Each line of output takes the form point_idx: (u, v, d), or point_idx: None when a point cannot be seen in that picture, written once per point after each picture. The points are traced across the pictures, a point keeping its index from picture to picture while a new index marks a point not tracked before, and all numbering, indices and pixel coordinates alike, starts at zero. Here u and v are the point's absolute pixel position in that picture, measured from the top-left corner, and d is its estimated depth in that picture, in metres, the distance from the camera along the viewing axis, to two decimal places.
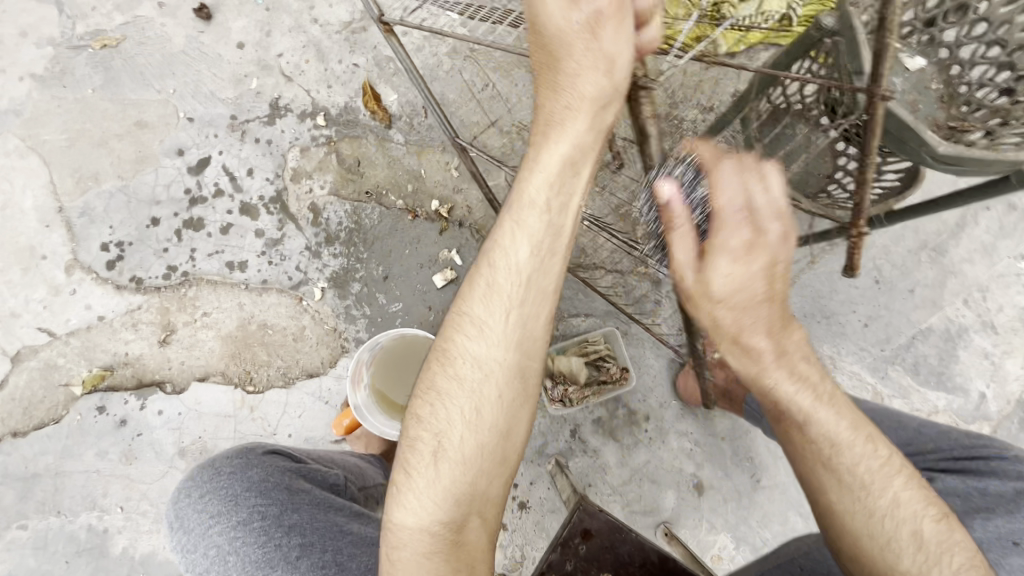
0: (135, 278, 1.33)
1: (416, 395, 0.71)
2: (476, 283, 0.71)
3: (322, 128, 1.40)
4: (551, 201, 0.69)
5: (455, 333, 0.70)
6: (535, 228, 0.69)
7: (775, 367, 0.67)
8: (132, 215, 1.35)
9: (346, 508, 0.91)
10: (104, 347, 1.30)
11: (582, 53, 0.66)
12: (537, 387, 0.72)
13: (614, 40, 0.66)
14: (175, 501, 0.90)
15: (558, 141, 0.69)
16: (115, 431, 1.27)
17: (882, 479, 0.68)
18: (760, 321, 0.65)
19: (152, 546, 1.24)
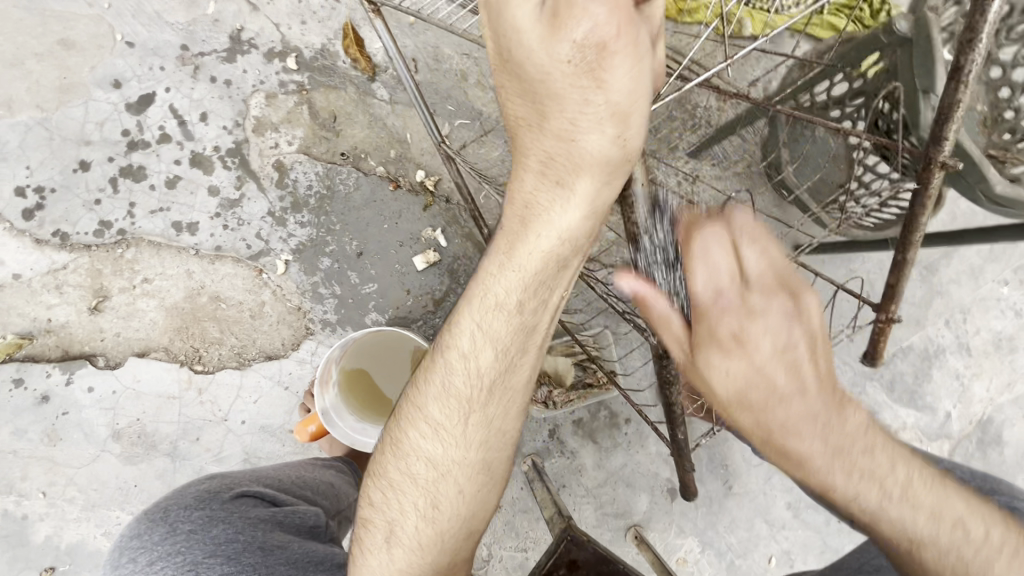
0: (59, 233, 1.13)
1: (369, 476, 0.67)
2: (430, 373, 0.63)
3: (293, 72, 1.20)
4: (523, 300, 0.58)
5: (407, 426, 0.64)
6: (498, 329, 0.59)
7: (820, 472, 0.49)
8: (55, 155, 1.13)
9: (328, 561, 0.82)
10: (21, 311, 1.12)
11: (579, 103, 0.49)
12: (504, 475, 0.66)
13: (624, 77, 0.48)
14: (113, 566, 0.78)
15: (543, 222, 0.53)
16: (35, 409, 1.11)
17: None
18: (790, 421, 0.48)
19: (81, 535, 1.11)
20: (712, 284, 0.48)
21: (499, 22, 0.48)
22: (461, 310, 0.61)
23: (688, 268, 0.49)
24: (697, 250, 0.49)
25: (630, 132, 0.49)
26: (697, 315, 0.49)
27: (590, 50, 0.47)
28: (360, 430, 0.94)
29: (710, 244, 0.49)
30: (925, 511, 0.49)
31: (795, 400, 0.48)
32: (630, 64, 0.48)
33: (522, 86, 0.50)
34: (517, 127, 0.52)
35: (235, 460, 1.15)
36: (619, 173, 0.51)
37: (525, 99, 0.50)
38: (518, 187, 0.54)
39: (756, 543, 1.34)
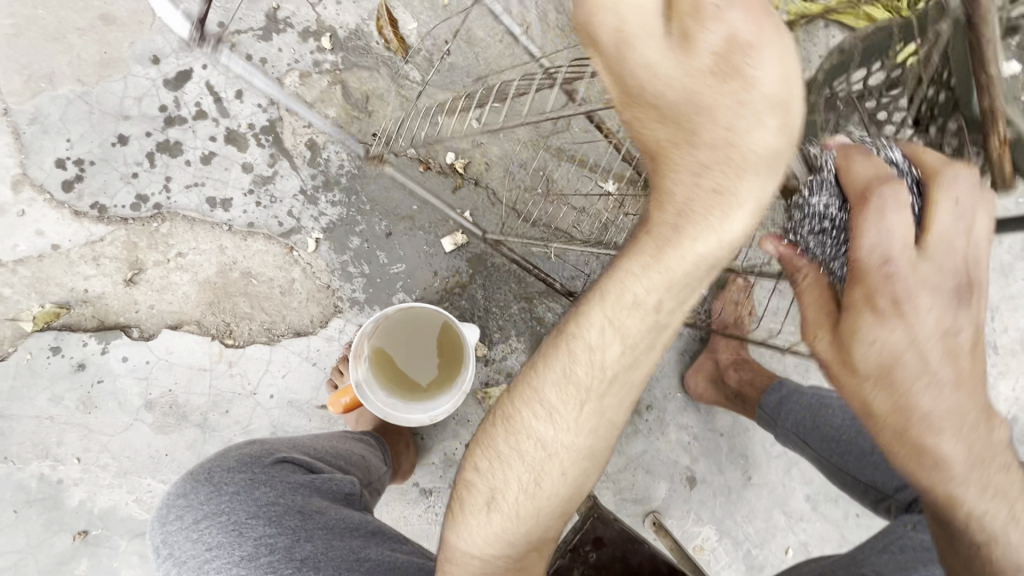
0: (97, 205, 1.15)
1: (474, 446, 0.70)
2: (550, 358, 0.65)
3: (327, 52, 1.21)
4: (664, 296, 0.59)
5: (522, 407, 0.66)
6: (635, 327, 0.61)
7: (957, 463, 0.61)
8: (95, 128, 1.15)
9: (362, 529, 0.86)
10: (59, 280, 1.14)
11: (733, 106, 0.48)
12: (603, 465, 0.68)
13: (774, 73, 0.47)
14: (162, 522, 0.82)
15: (701, 230, 0.54)
16: (72, 376, 1.14)
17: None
18: (937, 395, 0.59)
19: (114, 501, 1.14)
20: (882, 250, 0.56)
21: (621, 66, 0.48)
22: (593, 304, 0.63)
23: (862, 223, 0.55)
24: (874, 215, 0.55)
25: (792, 120, 0.49)
26: (859, 277, 0.58)
27: (727, 58, 0.46)
28: (393, 407, 0.96)
29: (890, 210, 0.55)
30: (989, 485, 0.63)
31: (921, 349, 0.58)
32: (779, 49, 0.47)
33: (661, 127, 0.51)
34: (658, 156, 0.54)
35: (263, 433, 1.17)
36: (780, 166, 0.51)
37: (666, 123, 0.51)
38: (672, 191, 0.55)
39: (773, 534, 1.34)
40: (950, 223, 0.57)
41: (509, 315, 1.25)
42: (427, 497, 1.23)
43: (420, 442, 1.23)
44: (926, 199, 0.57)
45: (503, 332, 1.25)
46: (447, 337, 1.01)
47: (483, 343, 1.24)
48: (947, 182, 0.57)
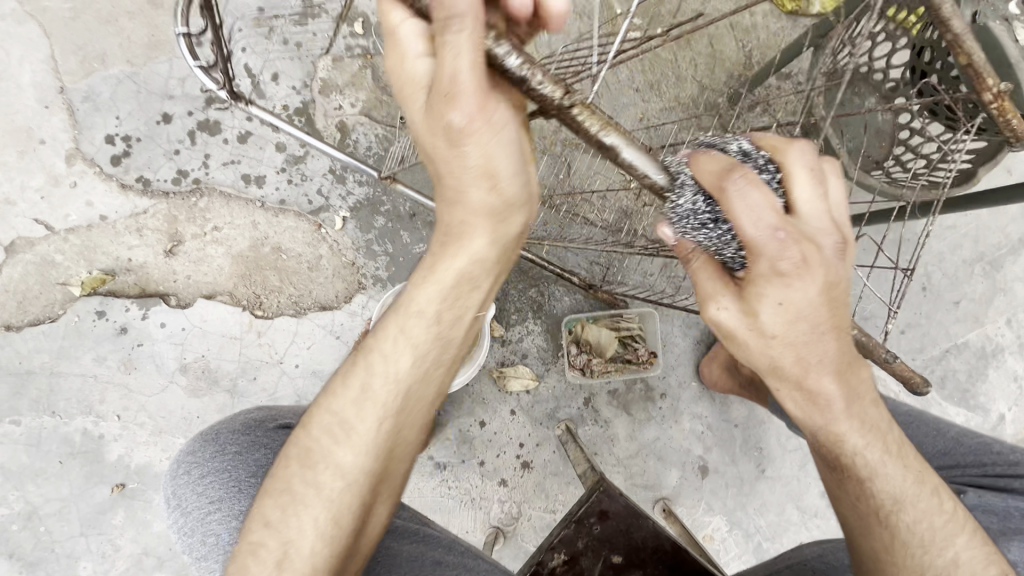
0: (142, 179, 1.22)
1: (270, 491, 0.66)
2: (351, 381, 0.66)
3: (359, 37, 1.26)
4: (443, 313, 0.65)
5: (322, 435, 0.65)
6: (420, 338, 0.66)
7: (845, 413, 0.64)
8: (141, 107, 1.22)
9: None
10: (105, 249, 1.22)
11: (451, 166, 0.56)
12: (400, 486, 0.71)
13: (512, 179, 0.57)
14: (173, 476, 0.89)
15: (456, 249, 0.62)
16: (115, 339, 1.21)
17: (917, 502, 0.66)
18: (825, 354, 0.61)
19: (149, 457, 1.21)
20: (765, 226, 0.55)
21: (399, 89, 0.56)
22: (391, 322, 0.66)
23: (733, 211, 0.55)
24: (738, 195, 0.55)
25: (501, 187, 0.57)
26: (756, 254, 0.56)
27: (448, 129, 0.53)
28: None
29: (749, 190, 0.55)
30: (868, 422, 0.65)
31: (812, 308, 0.58)
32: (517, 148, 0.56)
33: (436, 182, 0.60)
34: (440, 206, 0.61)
35: (288, 401, 1.23)
36: (500, 217, 0.60)
37: (427, 159, 0.59)
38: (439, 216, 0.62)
39: (786, 528, 1.33)
40: (810, 197, 0.59)
41: (526, 297, 1.28)
42: (441, 470, 1.27)
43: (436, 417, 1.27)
44: (783, 173, 0.59)
45: (520, 314, 1.28)
46: None
47: (500, 324, 1.28)
48: (797, 152, 0.60)
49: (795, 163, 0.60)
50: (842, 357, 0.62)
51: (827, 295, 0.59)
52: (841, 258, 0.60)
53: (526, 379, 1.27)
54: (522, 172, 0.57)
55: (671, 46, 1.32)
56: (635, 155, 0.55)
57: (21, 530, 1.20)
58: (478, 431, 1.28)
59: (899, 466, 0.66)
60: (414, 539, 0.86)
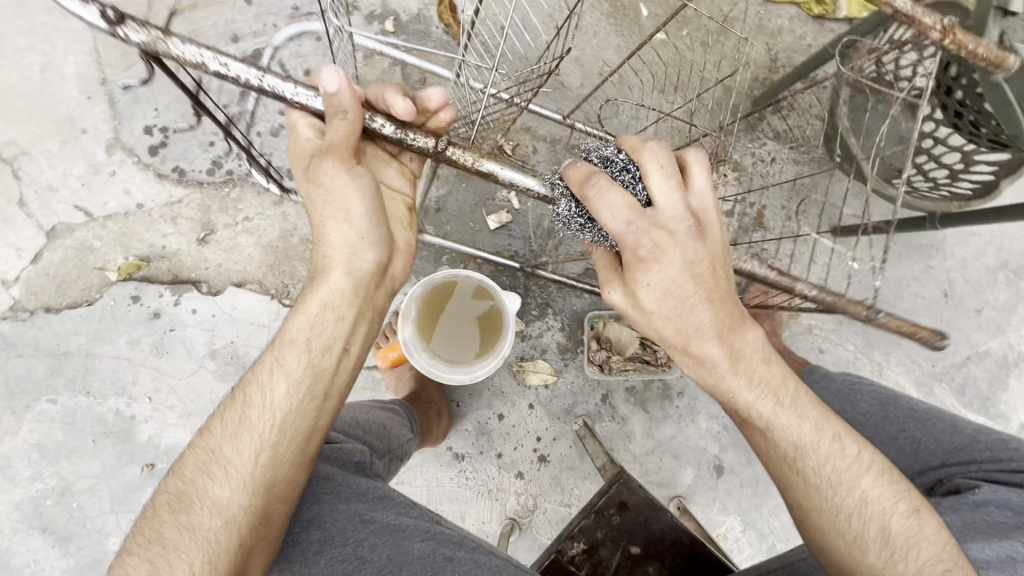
0: (178, 169, 1.26)
1: (138, 544, 0.61)
2: (228, 416, 0.67)
3: (390, 35, 1.29)
4: (312, 342, 0.71)
5: (200, 475, 0.64)
6: (295, 367, 0.69)
7: (732, 372, 0.68)
8: (179, 100, 1.26)
9: (370, 493, 0.85)
10: (141, 236, 1.26)
11: (330, 208, 0.75)
12: (280, 534, 0.66)
13: (365, 218, 0.75)
14: None
15: (325, 282, 0.75)
16: (148, 323, 1.25)
17: (826, 446, 0.67)
18: (705, 320, 0.67)
19: (178, 439, 1.25)
20: (619, 218, 0.64)
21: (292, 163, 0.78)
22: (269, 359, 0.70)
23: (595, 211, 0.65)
24: (597, 197, 0.65)
25: (362, 225, 0.75)
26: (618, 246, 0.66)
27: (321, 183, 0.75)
28: (438, 366, 1.00)
29: (607, 192, 0.65)
30: (756, 377, 0.69)
31: (678, 282, 0.66)
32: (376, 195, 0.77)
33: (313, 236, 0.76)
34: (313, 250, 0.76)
35: None
36: (360, 255, 0.75)
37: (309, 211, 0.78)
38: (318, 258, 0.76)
39: None
40: (669, 192, 0.67)
41: (546, 293, 1.30)
42: (459, 461, 1.30)
43: (455, 409, 1.30)
44: (641, 175, 0.68)
45: (540, 310, 1.30)
46: (484, 304, 1.05)
47: (521, 319, 1.30)
48: (645, 146, 0.68)
49: (639, 155, 0.68)
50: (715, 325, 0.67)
51: (690, 271, 0.66)
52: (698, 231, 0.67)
53: (545, 374, 1.30)
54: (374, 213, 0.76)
55: (694, 49, 1.34)
56: (512, 175, 0.88)
57: (55, 505, 1.24)
58: (496, 424, 1.30)
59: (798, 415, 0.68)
60: (425, 537, 0.83)
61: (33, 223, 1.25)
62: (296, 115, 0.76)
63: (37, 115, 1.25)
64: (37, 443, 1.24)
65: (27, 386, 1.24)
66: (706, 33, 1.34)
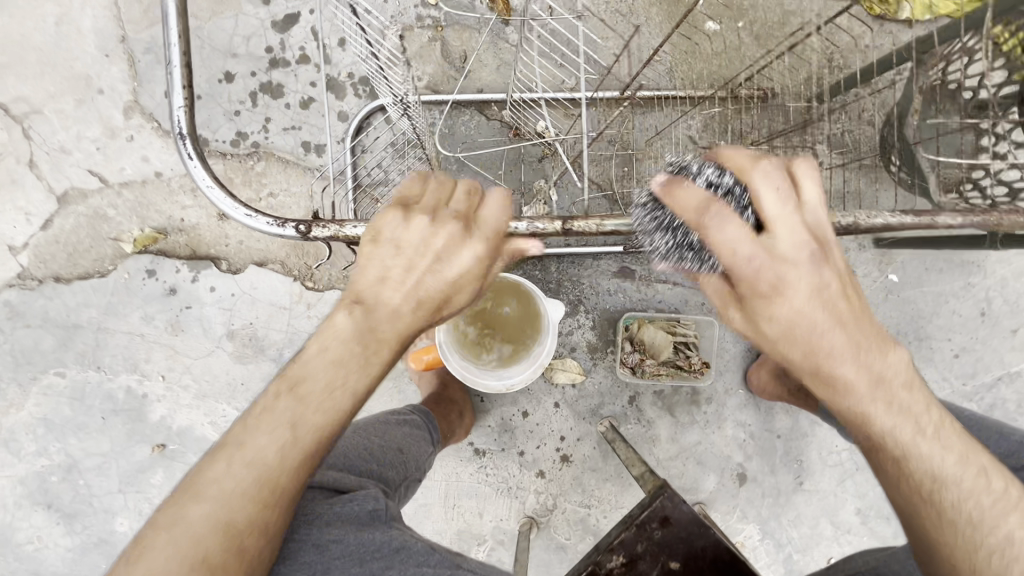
0: (200, 138, 1.19)
1: None
2: (195, 481, 0.55)
3: (431, 8, 1.23)
4: (291, 439, 0.54)
5: (152, 537, 0.53)
6: (263, 457, 0.54)
7: (870, 395, 0.56)
8: (204, 63, 1.19)
9: (384, 550, 0.70)
10: (158, 208, 1.19)
11: (377, 280, 0.56)
12: None
13: (393, 304, 0.56)
14: None
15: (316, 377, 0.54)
16: (164, 299, 1.20)
17: (983, 485, 0.58)
18: (839, 345, 0.56)
19: (191, 420, 1.21)
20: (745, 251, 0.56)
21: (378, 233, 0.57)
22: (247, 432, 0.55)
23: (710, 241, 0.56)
24: (716, 228, 0.56)
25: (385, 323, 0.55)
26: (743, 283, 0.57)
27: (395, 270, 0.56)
28: (470, 371, 0.97)
29: (727, 221, 0.56)
30: (897, 402, 0.57)
31: (805, 310, 0.56)
32: (507, 206, 0.58)
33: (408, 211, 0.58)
34: (393, 215, 0.57)
35: None
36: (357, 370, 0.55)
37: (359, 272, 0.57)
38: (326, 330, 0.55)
39: (818, 541, 1.33)
40: (795, 212, 0.57)
41: (578, 289, 1.26)
42: (480, 458, 1.27)
43: (479, 404, 1.26)
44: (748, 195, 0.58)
45: (572, 308, 1.26)
46: (524, 308, 0.97)
47: None
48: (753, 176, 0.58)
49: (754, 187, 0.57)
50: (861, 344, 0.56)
51: (816, 300, 0.56)
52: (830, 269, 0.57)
53: (572, 373, 1.26)
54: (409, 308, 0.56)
55: (751, 43, 1.27)
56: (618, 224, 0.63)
57: (61, 482, 1.20)
58: (520, 421, 1.27)
59: (952, 456, 0.57)
60: None
61: (44, 187, 1.18)
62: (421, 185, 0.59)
63: (51, 71, 1.18)
64: (44, 418, 1.19)
65: (34, 357, 1.19)
66: (764, 27, 1.27)
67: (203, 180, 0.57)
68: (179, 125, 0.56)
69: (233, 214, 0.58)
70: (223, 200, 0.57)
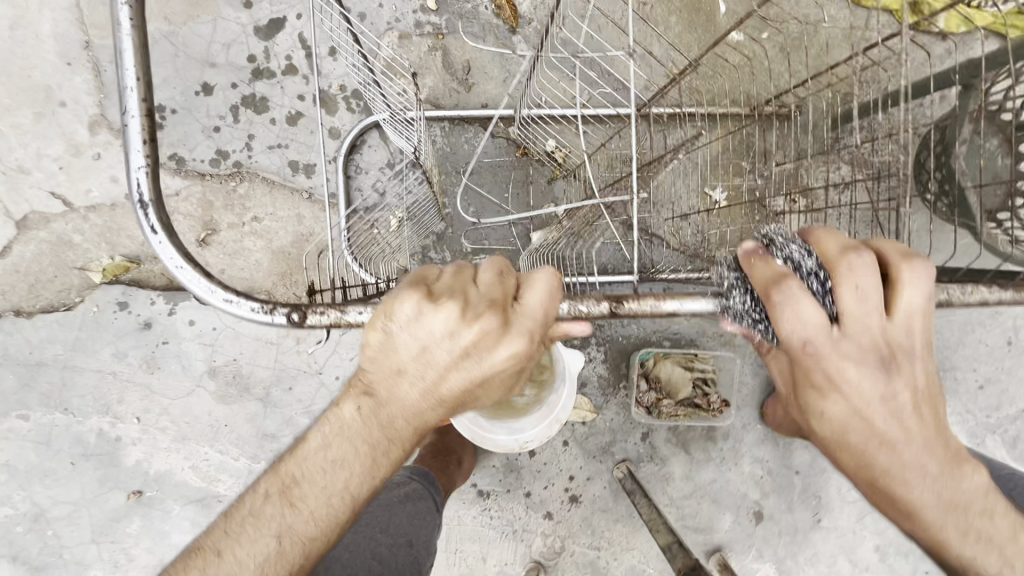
0: (175, 156, 1.08)
1: None
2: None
3: (431, 13, 1.12)
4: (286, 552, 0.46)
5: None
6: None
7: (931, 502, 0.47)
8: (178, 73, 1.07)
9: None
10: (130, 234, 1.08)
11: (398, 377, 0.48)
12: None
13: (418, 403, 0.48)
14: None
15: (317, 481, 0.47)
16: (137, 334, 1.09)
17: (1022, 572, 0.47)
18: (910, 458, 0.46)
19: (170, 465, 1.11)
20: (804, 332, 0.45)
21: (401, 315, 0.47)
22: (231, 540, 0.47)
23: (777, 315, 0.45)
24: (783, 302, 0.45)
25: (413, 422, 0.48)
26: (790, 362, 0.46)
27: (416, 363, 0.47)
28: (480, 427, 0.87)
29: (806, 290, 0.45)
30: (976, 527, 0.47)
31: (878, 410, 0.46)
32: (555, 292, 0.47)
33: (429, 291, 0.48)
34: (413, 297, 0.47)
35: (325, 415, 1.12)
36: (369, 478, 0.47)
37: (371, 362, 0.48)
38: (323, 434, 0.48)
39: None
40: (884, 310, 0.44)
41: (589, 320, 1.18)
42: (484, 499, 1.20)
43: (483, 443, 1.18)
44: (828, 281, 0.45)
45: (582, 340, 1.18)
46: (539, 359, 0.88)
47: None
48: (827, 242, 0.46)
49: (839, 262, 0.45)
50: (921, 445, 0.46)
51: (882, 408, 0.46)
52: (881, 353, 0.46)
53: (582, 411, 1.19)
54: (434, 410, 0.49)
55: (774, 57, 1.20)
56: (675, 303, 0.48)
57: (27, 533, 1.10)
58: (526, 460, 1.20)
59: (1002, 562, 0.47)
60: None
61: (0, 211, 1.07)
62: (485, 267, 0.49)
63: (6, 81, 1.05)
64: (6, 464, 1.09)
65: None
66: (791, 38, 1.19)
67: (171, 259, 0.46)
68: (140, 193, 0.45)
69: (208, 300, 0.46)
70: (197, 284, 0.46)
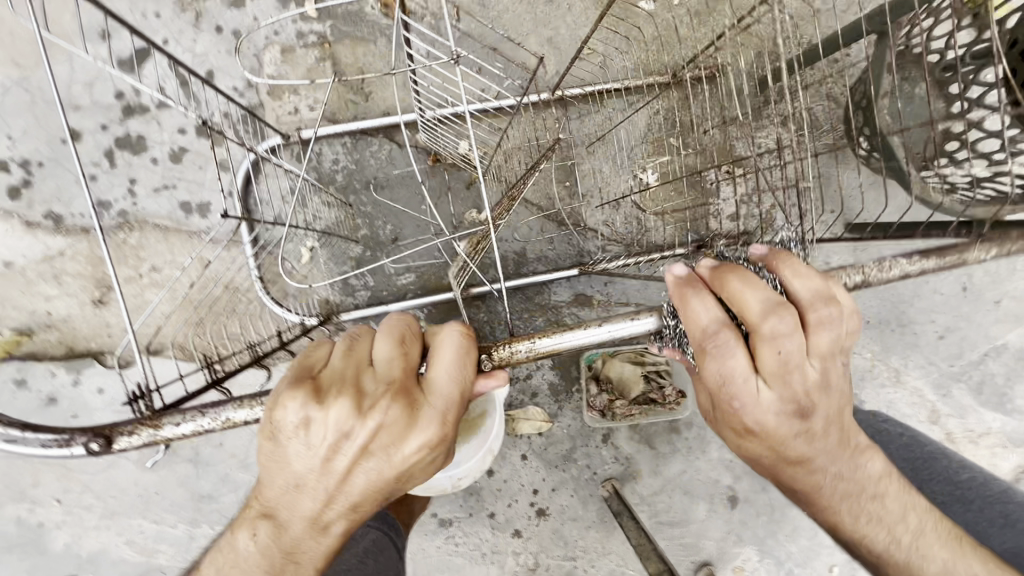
0: (51, 214, 0.99)
1: None
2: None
3: (312, 20, 1.02)
4: None
5: None
6: None
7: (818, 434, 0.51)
8: (38, 122, 0.98)
9: None
10: (17, 303, 1.00)
11: (310, 489, 0.48)
12: None
13: (333, 510, 0.49)
14: None
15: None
16: (42, 412, 0.99)
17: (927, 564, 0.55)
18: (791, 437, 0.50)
19: (102, 543, 1.04)
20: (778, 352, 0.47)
21: (288, 415, 0.47)
22: None
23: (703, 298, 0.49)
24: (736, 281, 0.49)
25: (325, 530, 0.49)
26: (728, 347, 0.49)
27: (328, 459, 0.47)
28: None
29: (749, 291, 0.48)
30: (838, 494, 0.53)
31: (790, 372, 0.48)
32: (455, 363, 0.48)
33: (318, 386, 0.48)
34: (302, 397, 0.47)
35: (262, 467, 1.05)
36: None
37: (276, 469, 0.49)
38: (237, 540, 0.50)
39: (819, 552, 1.20)
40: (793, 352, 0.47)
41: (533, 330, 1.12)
42: (447, 527, 1.15)
43: None
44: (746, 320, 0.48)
45: None
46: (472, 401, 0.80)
47: None
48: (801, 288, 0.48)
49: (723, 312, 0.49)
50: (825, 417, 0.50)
51: (776, 383, 0.48)
52: (842, 388, 0.51)
53: (538, 422, 1.14)
54: (348, 510, 0.49)
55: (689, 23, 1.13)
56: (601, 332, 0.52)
57: None
58: (485, 480, 1.16)
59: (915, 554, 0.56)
60: None
61: None
62: (388, 330, 0.50)
63: None
64: None
65: None
66: (700, 3, 1.12)
67: None
68: None
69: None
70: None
